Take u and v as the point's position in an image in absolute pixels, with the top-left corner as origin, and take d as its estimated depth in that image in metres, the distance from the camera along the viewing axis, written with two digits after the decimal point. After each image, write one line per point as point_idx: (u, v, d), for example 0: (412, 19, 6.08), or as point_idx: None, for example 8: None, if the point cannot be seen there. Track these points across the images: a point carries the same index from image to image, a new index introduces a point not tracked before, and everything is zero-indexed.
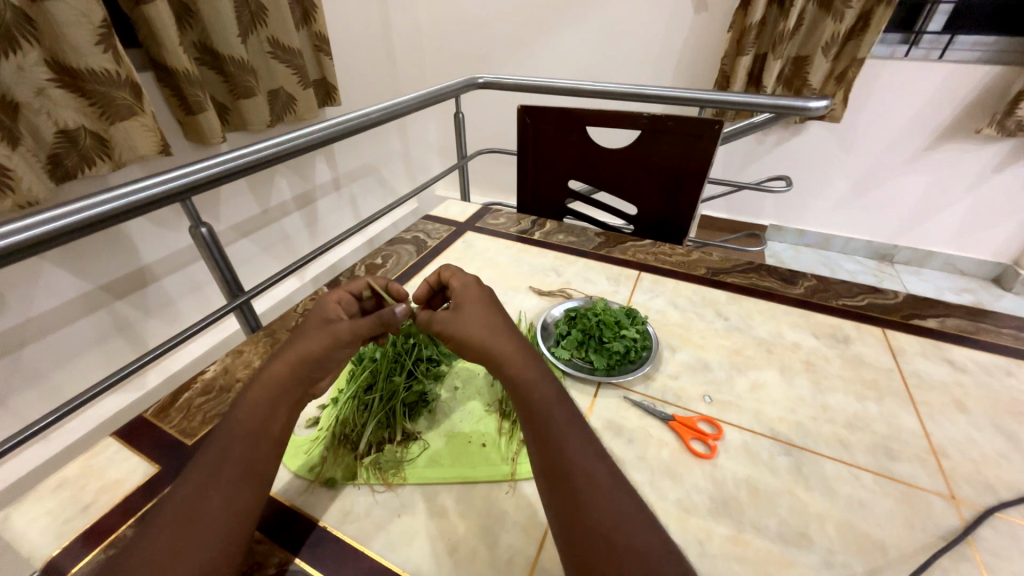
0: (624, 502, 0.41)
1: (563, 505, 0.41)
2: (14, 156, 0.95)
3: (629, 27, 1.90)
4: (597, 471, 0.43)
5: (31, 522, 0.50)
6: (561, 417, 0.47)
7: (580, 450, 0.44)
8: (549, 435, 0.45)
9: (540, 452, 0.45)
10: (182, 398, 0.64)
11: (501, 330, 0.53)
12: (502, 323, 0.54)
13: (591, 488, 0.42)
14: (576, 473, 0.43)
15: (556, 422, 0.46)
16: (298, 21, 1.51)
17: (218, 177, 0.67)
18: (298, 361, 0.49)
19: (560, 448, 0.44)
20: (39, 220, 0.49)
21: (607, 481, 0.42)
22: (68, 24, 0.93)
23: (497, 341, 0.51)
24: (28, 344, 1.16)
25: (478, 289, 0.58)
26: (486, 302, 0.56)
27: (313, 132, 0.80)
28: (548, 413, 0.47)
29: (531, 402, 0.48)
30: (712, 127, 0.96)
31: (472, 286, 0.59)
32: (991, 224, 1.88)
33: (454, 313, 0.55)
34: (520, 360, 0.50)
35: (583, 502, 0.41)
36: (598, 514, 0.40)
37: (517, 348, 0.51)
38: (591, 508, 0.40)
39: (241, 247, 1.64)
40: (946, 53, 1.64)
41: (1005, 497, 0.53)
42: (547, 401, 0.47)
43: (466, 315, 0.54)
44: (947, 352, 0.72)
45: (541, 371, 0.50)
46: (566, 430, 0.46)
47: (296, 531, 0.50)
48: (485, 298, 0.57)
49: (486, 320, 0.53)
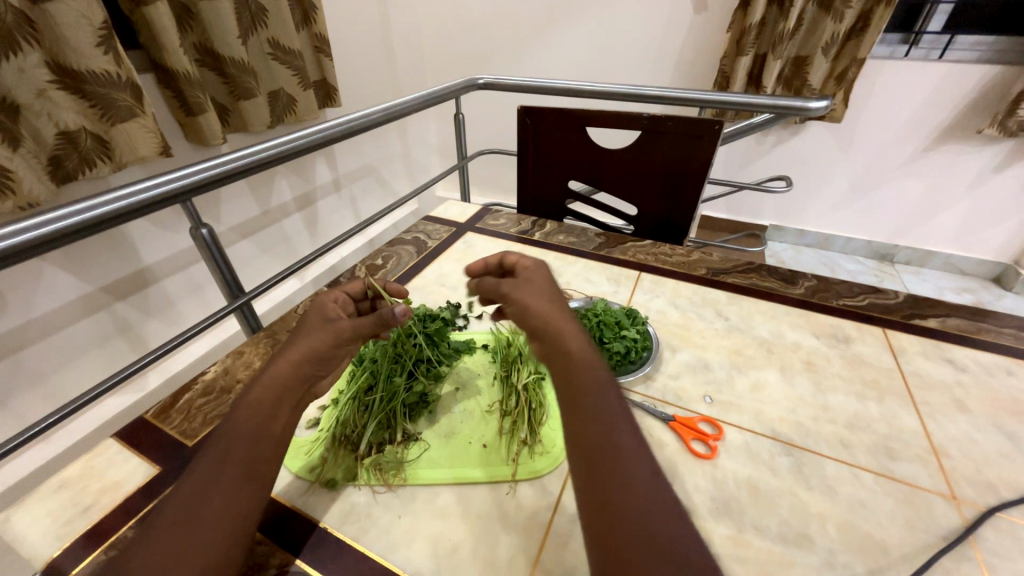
0: (658, 492, 0.36)
1: (591, 487, 0.37)
2: (14, 157, 0.95)
3: (629, 28, 1.90)
4: (634, 456, 0.38)
5: (32, 523, 0.50)
6: (602, 393, 0.42)
7: (620, 431, 0.39)
8: (587, 409, 0.40)
9: (575, 425, 0.40)
10: (182, 399, 0.64)
11: (559, 306, 0.49)
12: (560, 301, 0.51)
13: (624, 472, 0.37)
14: (612, 453, 0.38)
15: (594, 396, 0.41)
16: (298, 22, 1.51)
17: (218, 180, 0.67)
18: (301, 359, 0.50)
19: (596, 425, 0.40)
20: (39, 221, 0.49)
21: (643, 468, 0.37)
22: (68, 26, 0.93)
23: (557, 319, 0.48)
24: (30, 345, 1.16)
25: (542, 270, 0.55)
26: (549, 284, 0.53)
27: (313, 133, 0.80)
28: (589, 388, 0.42)
29: (572, 373, 0.43)
30: (712, 128, 0.96)
31: (539, 267, 0.56)
32: (991, 224, 1.88)
33: (522, 285, 0.52)
34: (575, 337, 0.46)
35: (612, 486, 0.36)
36: (629, 501, 0.35)
37: (573, 326, 0.47)
38: (620, 495, 0.36)
39: (242, 248, 1.64)
40: (946, 53, 1.63)
41: (1006, 497, 0.53)
42: (592, 374, 0.43)
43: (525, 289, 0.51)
44: (947, 352, 0.72)
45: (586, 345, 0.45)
46: (605, 409, 0.41)
47: (296, 532, 0.50)
48: (549, 278, 0.54)
49: (543, 296, 0.50)
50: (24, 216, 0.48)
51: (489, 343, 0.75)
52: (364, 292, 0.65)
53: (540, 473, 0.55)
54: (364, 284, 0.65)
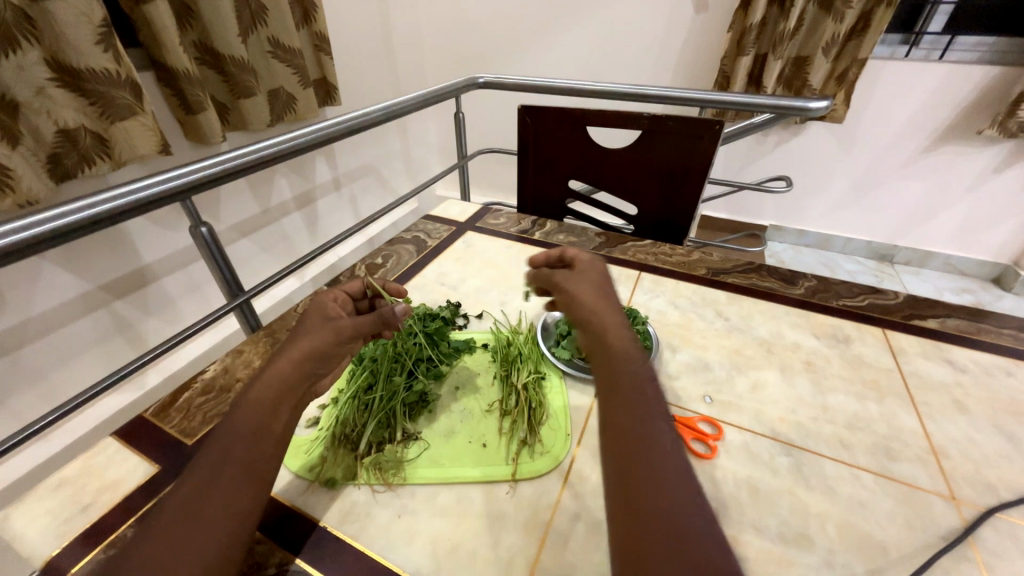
0: (689, 493, 0.35)
1: (621, 477, 0.37)
2: (12, 155, 0.95)
3: (629, 28, 1.90)
4: (668, 453, 0.38)
5: (30, 522, 0.50)
6: (640, 389, 0.42)
7: (656, 427, 0.39)
8: (625, 402, 0.41)
9: (612, 417, 0.41)
10: (182, 397, 0.64)
11: (610, 303, 0.52)
12: (612, 300, 0.52)
13: (656, 465, 0.36)
14: (645, 446, 0.38)
15: (631, 390, 0.42)
16: (298, 20, 1.51)
17: (217, 177, 0.67)
18: (303, 357, 0.50)
19: (632, 417, 0.40)
20: (38, 219, 0.49)
21: (675, 463, 0.37)
22: (67, 23, 0.93)
23: (604, 313, 0.50)
24: (29, 343, 1.16)
25: (600, 268, 0.57)
26: (605, 282, 0.55)
27: (313, 131, 0.80)
28: (628, 383, 0.42)
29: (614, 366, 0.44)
30: (712, 127, 0.96)
31: (597, 265, 0.58)
32: (991, 225, 1.88)
33: (576, 278, 0.56)
34: (620, 330, 0.47)
35: (641, 478, 0.36)
36: (656, 493, 0.35)
37: (619, 320, 0.49)
38: (649, 485, 0.35)
39: (242, 246, 1.64)
40: (946, 53, 1.63)
41: (1006, 497, 0.53)
42: (633, 368, 0.43)
43: (579, 286, 0.54)
44: (947, 353, 0.72)
45: (630, 341, 0.46)
46: (642, 401, 0.41)
47: (296, 531, 0.50)
48: (606, 277, 0.56)
49: (596, 292, 0.53)
50: (21, 214, 0.48)
51: (489, 342, 0.75)
52: (363, 291, 0.65)
53: (540, 473, 0.55)
54: (363, 283, 0.65)
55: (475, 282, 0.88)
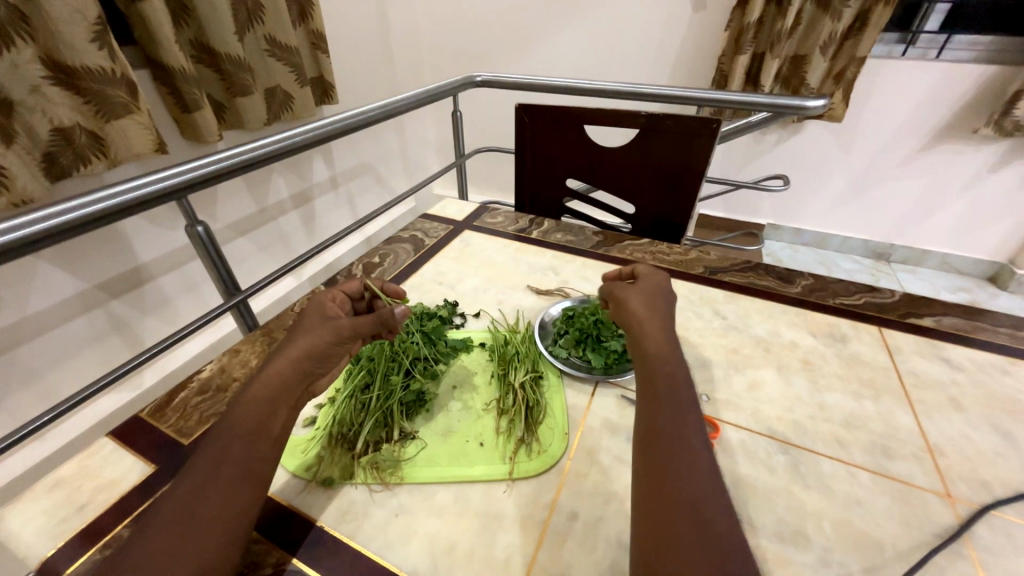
0: (711, 488, 0.41)
1: (648, 467, 0.43)
2: (7, 154, 0.94)
3: (627, 26, 1.90)
4: (695, 453, 0.43)
5: (25, 523, 0.50)
6: (675, 393, 0.48)
7: (686, 429, 0.45)
8: (658, 403, 0.47)
9: (647, 417, 0.47)
10: (178, 397, 0.64)
11: (660, 312, 0.56)
12: (664, 310, 0.57)
13: (680, 461, 0.42)
14: (672, 443, 0.44)
15: (665, 394, 0.48)
16: (294, 18, 1.50)
17: (214, 176, 0.66)
18: (301, 357, 0.50)
19: (663, 419, 0.46)
20: (34, 218, 0.49)
21: (701, 461, 0.42)
22: (62, 21, 0.93)
23: (649, 322, 0.55)
24: (24, 343, 1.16)
25: (658, 279, 0.62)
26: (661, 293, 0.59)
27: (309, 129, 0.80)
28: (663, 388, 0.48)
29: (651, 373, 0.50)
30: (709, 126, 0.96)
31: (655, 276, 0.62)
32: (987, 223, 1.89)
33: (629, 288, 0.60)
34: (661, 340, 0.52)
35: (665, 470, 0.42)
36: (678, 483, 0.41)
37: (664, 330, 0.54)
38: (671, 474, 0.42)
39: (239, 245, 1.63)
40: (943, 52, 1.64)
41: (1000, 495, 0.53)
42: (670, 373, 0.49)
43: (631, 295, 0.59)
44: (943, 351, 0.72)
45: (672, 350, 0.52)
46: (676, 406, 0.47)
47: (293, 531, 0.50)
48: (663, 289, 0.60)
49: (647, 301, 0.58)
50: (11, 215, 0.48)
51: (486, 341, 0.74)
52: (362, 291, 0.65)
53: (538, 472, 0.55)
54: (361, 283, 0.65)
55: (473, 281, 0.88)
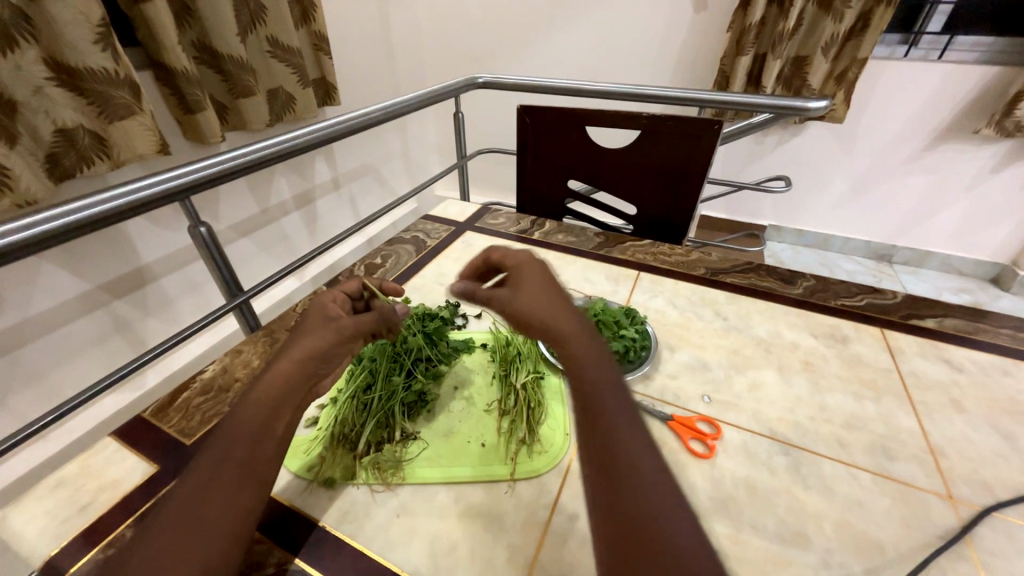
0: (672, 508, 0.34)
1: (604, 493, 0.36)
2: (11, 155, 0.94)
3: (629, 28, 1.90)
4: (644, 463, 0.37)
5: (29, 522, 0.50)
6: (615, 401, 0.40)
7: (632, 440, 0.38)
8: (599, 418, 0.39)
9: (588, 433, 0.39)
10: (181, 397, 0.64)
11: (560, 307, 0.47)
12: (568, 302, 0.48)
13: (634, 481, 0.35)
14: (624, 461, 0.36)
15: (604, 399, 0.40)
16: (297, 19, 1.51)
17: (227, 174, 0.68)
18: (304, 357, 0.50)
19: (609, 435, 0.38)
20: (58, 213, 0.50)
21: (653, 474, 0.36)
22: (65, 23, 0.93)
23: (554, 323, 0.45)
24: (28, 343, 1.16)
25: (540, 266, 0.52)
26: (550, 279, 0.51)
27: (319, 129, 0.81)
28: (605, 397, 0.40)
29: (583, 381, 0.41)
30: (711, 127, 0.96)
31: (536, 264, 0.53)
32: (991, 224, 1.88)
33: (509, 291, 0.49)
34: (581, 342, 0.44)
35: (626, 499, 0.35)
36: (642, 511, 0.34)
37: (580, 330, 0.45)
38: (634, 503, 0.34)
39: (241, 246, 1.64)
40: (945, 53, 1.63)
41: (1002, 496, 0.53)
42: (597, 376, 0.41)
43: (521, 294, 0.48)
44: (945, 352, 0.72)
45: (596, 351, 0.43)
46: (617, 415, 0.39)
47: (295, 532, 0.50)
48: (549, 274, 0.51)
49: (541, 300, 0.47)
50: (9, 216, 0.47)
51: (488, 342, 0.75)
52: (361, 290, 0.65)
53: (539, 473, 0.55)
54: (360, 282, 0.65)
55: None
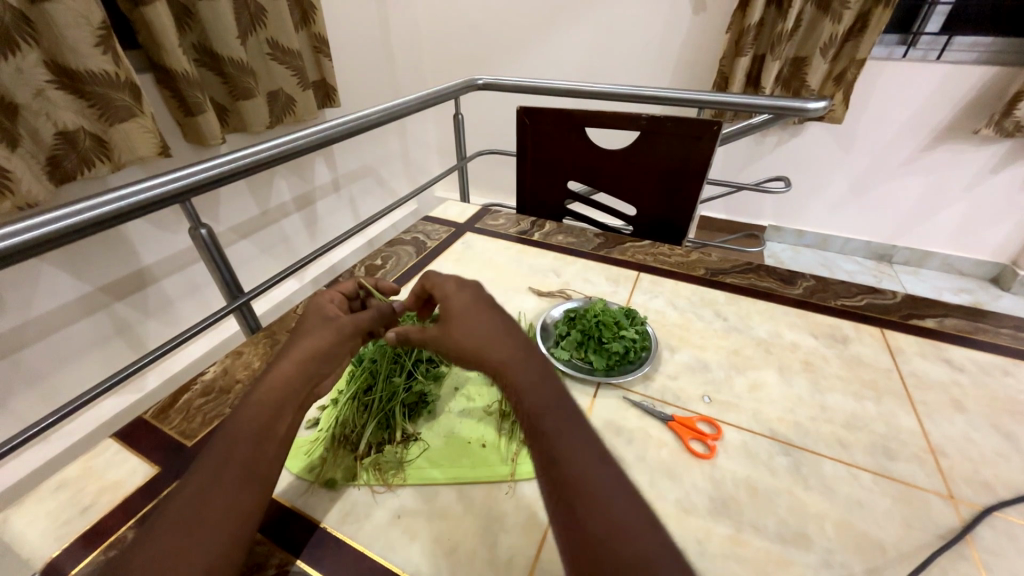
0: (625, 512, 0.38)
1: (563, 504, 0.38)
2: (12, 158, 0.95)
3: (628, 29, 1.91)
4: (597, 471, 0.40)
5: (30, 524, 0.50)
6: (561, 419, 0.43)
7: (582, 453, 0.41)
8: (552, 434, 0.42)
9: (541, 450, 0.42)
10: (182, 399, 0.64)
11: (494, 335, 0.50)
12: (504, 327, 0.51)
13: (588, 490, 0.38)
14: (577, 473, 0.39)
15: (551, 419, 0.43)
16: (297, 22, 1.52)
17: (228, 176, 0.68)
18: (305, 358, 0.51)
19: (563, 450, 0.41)
20: (62, 214, 0.51)
21: (607, 480, 0.39)
22: (66, 26, 0.94)
23: (489, 351, 0.49)
24: (28, 345, 1.16)
25: (472, 291, 0.55)
26: (485, 303, 0.54)
27: (320, 131, 0.81)
28: (550, 417, 0.43)
29: (529, 405, 0.44)
30: (711, 128, 0.97)
31: (466, 289, 0.55)
32: (990, 224, 1.89)
33: (444, 324, 0.52)
34: (520, 368, 0.47)
35: (584, 508, 0.38)
36: (598, 517, 0.37)
37: (517, 357, 0.48)
38: (587, 512, 0.37)
39: (242, 247, 1.64)
40: (944, 54, 1.64)
41: (1003, 496, 0.53)
42: (542, 399, 0.44)
43: (456, 327, 0.51)
44: (945, 352, 0.72)
45: (538, 374, 0.47)
46: (569, 430, 0.42)
47: (296, 533, 0.50)
48: (483, 298, 0.54)
49: (473, 330, 0.50)
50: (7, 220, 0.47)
51: None
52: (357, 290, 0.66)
53: None
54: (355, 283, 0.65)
55: None
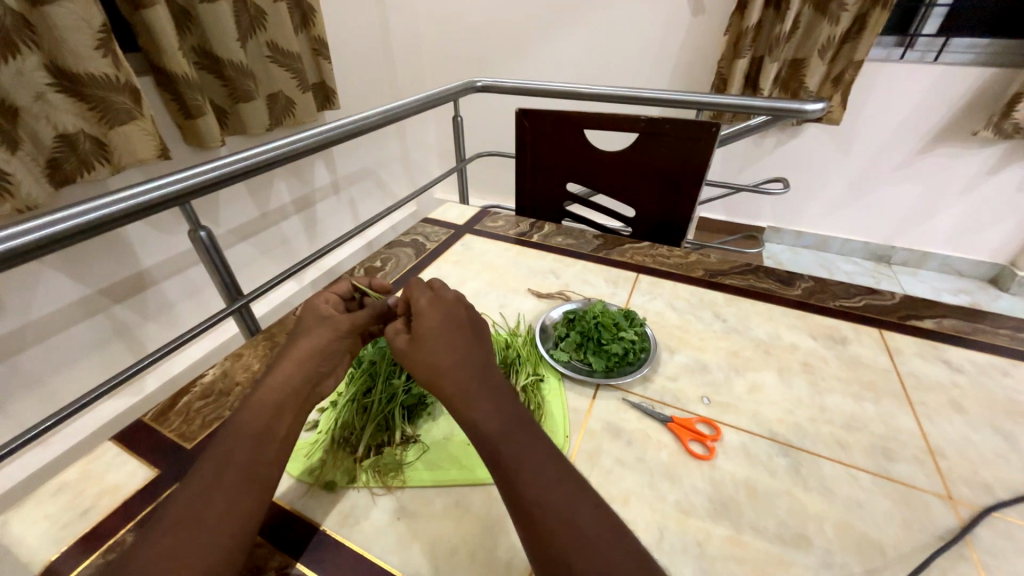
0: (592, 527, 0.39)
1: (531, 527, 0.40)
2: (12, 160, 0.95)
3: (627, 32, 1.91)
4: (564, 488, 0.42)
5: (29, 528, 0.50)
6: (520, 442, 0.44)
7: (547, 475, 0.42)
8: (516, 459, 0.43)
9: (507, 476, 0.42)
10: (181, 401, 0.64)
11: (454, 360, 0.48)
12: (468, 350, 0.50)
13: (556, 509, 0.40)
14: (543, 494, 0.41)
15: (510, 447, 0.43)
16: (297, 25, 1.52)
17: (221, 180, 0.68)
18: (305, 357, 0.51)
19: (526, 475, 0.42)
20: (54, 219, 0.50)
21: (573, 497, 0.41)
22: (68, 30, 0.94)
23: (444, 378, 0.47)
24: (27, 348, 1.16)
25: (441, 312, 0.53)
26: (453, 324, 0.52)
27: (313, 135, 0.80)
28: (511, 443, 0.44)
29: (489, 433, 0.44)
30: (709, 130, 0.97)
31: (437, 309, 0.53)
32: (988, 226, 1.89)
33: (409, 345, 0.51)
34: (477, 396, 0.46)
35: (550, 527, 0.39)
36: (565, 535, 0.38)
37: (476, 383, 0.47)
38: (556, 531, 0.39)
39: (241, 249, 1.64)
40: (941, 55, 1.64)
41: (1002, 497, 0.53)
42: (503, 426, 0.45)
43: (421, 349, 0.50)
44: (944, 352, 0.72)
45: (497, 401, 0.46)
46: (531, 455, 0.43)
47: (296, 536, 0.50)
48: (453, 319, 0.52)
49: (438, 353, 0.49)
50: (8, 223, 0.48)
51: None
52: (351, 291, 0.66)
53: None
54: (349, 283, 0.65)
55: (474, 285, 0.88)
